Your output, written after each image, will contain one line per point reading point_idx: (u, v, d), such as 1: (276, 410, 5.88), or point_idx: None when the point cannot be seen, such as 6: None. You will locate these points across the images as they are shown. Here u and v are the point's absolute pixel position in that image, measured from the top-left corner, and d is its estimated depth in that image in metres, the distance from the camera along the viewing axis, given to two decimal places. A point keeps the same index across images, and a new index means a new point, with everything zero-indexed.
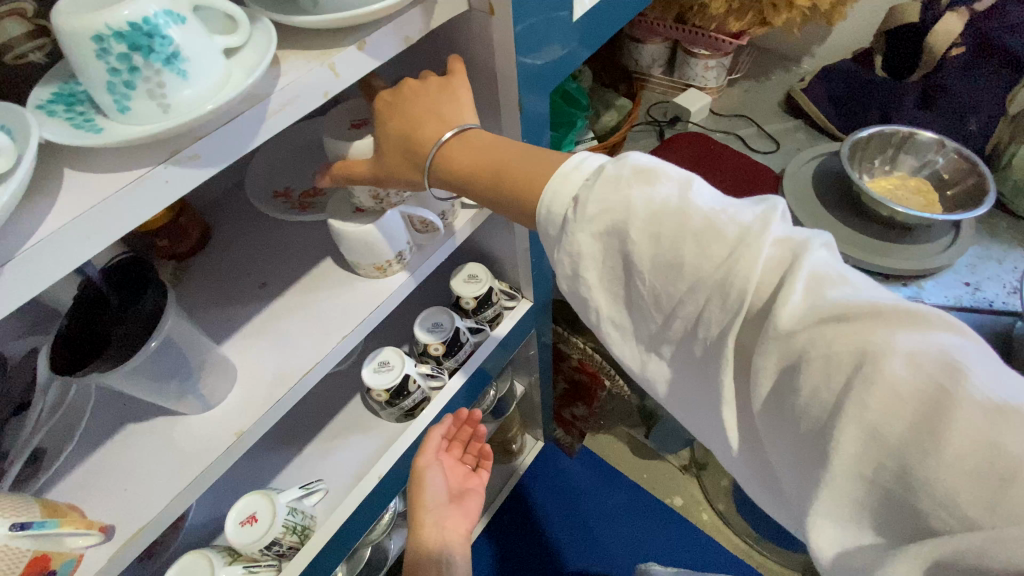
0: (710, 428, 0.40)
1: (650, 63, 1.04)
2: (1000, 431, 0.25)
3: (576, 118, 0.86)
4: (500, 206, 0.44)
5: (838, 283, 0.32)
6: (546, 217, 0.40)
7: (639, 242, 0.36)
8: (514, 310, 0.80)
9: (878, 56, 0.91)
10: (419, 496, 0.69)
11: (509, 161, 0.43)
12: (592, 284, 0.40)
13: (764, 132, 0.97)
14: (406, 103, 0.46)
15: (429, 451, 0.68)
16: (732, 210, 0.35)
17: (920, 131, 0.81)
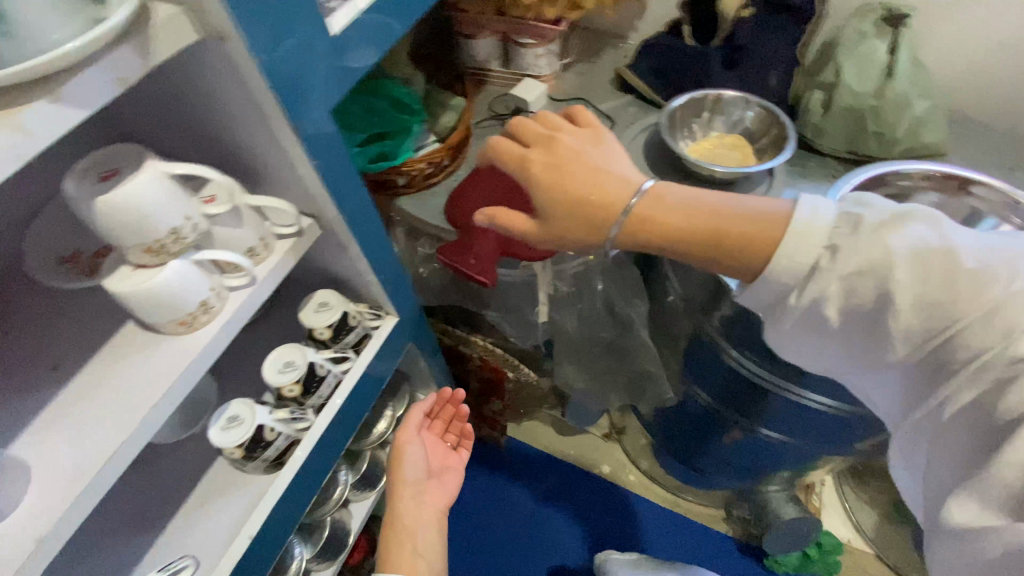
0: (909, 403, 0.49)
1: (485, 58, 1.05)
2: None
3: (410, 124, 0.85)
4: (700, 259, 0.50)
5: None
6: (791, 270, 0.46)
7: (903, 284, 0.43)
8: (380, 330, 0.76)
9: (687, 25, 0.96)
10: (400, 469, 0.89)
11: (722, 222, 0.49)
12: (840, 318, 0.47)
13: (600, 112, 1.01)
14: (576, 156, 0.55)
15: (410, 429, 0.91)
16: (908, 223, 0.45)
17: (726, 91, 0.87)
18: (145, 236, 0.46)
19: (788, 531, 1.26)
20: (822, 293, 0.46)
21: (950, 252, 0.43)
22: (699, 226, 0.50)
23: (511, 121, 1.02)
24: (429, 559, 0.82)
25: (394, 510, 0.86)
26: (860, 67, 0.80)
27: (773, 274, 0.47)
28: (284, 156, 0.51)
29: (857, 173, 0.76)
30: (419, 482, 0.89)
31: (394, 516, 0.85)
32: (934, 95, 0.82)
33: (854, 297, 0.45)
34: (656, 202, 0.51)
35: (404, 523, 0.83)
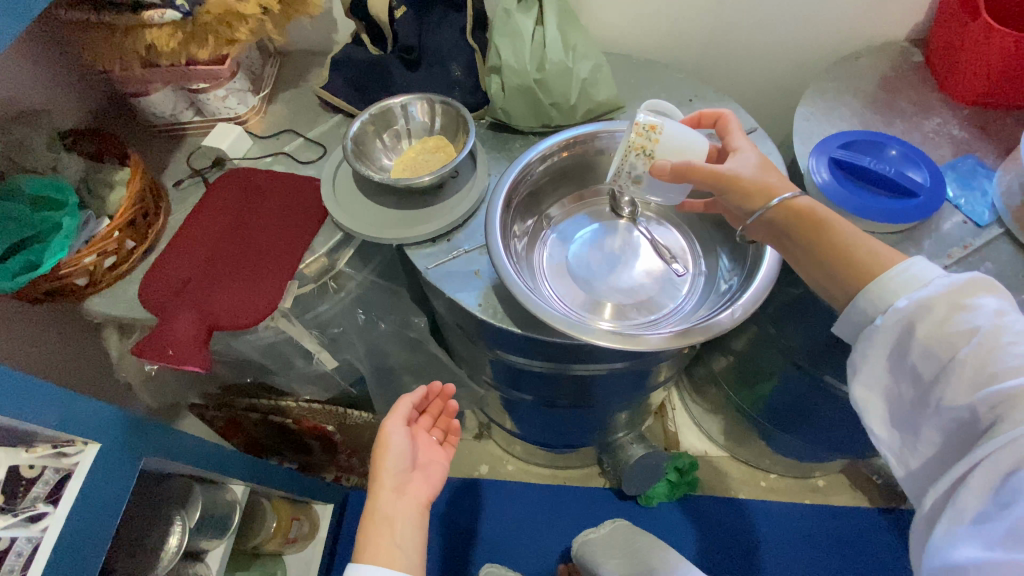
0: (909, 417, 0.56)
1: (172, 111, 0.94)
2: None
3: (53, 219, 0.73)
4: (854, 272, 0.57)
5: (1011, 345, 0.47)
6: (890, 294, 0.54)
7: (946, 318, 0.51)
8: (79, 467, 0.68)
9: (363, 35, 0.92)
10: (380, 462, 0.78)
11: (854, 242, 0.58)
12: (903, 339, 0.54)
13: (310, 139, 0.95)
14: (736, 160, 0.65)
15: (396, 420, 0.82)
16: (964, 279, 0.52)
17: (406, 97, 0.85)
18: None
19: (645, 468, 1.33)
20: (907, 312, 0.53)
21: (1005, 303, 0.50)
22: (838, 235, 0.59)
23: (215, 174, 0.92)
24: (412, 559, 0.72)
25: (374, 504, 0.75)
26: (514, 45, 0.82)
27: (886, 287, 0.55)
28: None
29: (512, 164, 0.74)
30: (402, 477, 0.78)
31: (375, 517, 0.74)
32: (594, 54, 0.85)
33: (937, 334, 0.51)
34: (817, 226, 0.59)
35: (385, 514, 0.73)
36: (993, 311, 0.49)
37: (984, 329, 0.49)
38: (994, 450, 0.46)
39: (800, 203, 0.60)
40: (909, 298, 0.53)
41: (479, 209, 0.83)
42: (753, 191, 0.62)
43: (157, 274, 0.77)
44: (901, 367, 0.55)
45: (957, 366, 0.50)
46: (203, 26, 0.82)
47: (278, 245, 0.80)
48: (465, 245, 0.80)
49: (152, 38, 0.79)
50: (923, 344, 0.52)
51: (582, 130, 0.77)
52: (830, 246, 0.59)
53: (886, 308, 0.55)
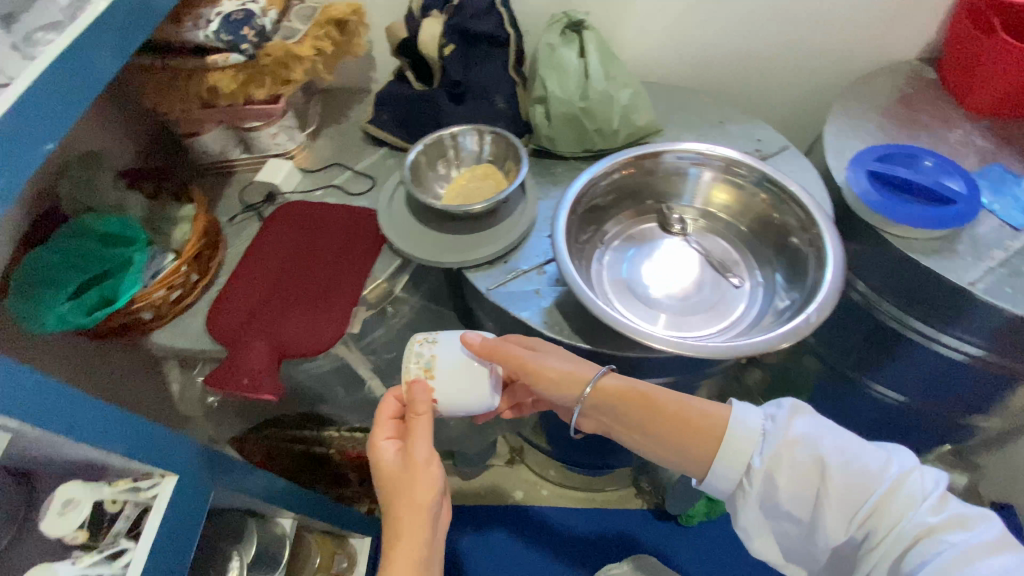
0: (794, 547, 0.62)
1: (223, 150, 0.97)
2: (936, 523, 0.52)
3: (131, 254, 0.76)
4: (691, 447, 0.64)
5: (848, 462, 0.57)
6: (730, 461, 0.61)
7: (796, 458, 0.58)
8: (159, 500, 0.68)
9: (408, 71, 0.97)
10: (411, 493, 0.58)
11: (684, 415, 0.65)
12: (771, 491, 0.59)
13: (358, 172, 0.98)
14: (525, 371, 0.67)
15: (423, 436, 0.61)
16: (783, 416, 0.61)
17: (456, 128, 0.89)
18: None
19: (685, 484, 1.32)
20: (769, 467, 0.59)
21: (816, 422, 0.61)
22: (670, 409, 0.66)
23: (268, 208, 0.95)
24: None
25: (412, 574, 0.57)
26: (559, 78, 0.86)
27: (723, 454, 0.62)
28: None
29: (574, 181, 0.77)
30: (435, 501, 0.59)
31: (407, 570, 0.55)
32: (633, 82, 0.89)
33: (796, 476, 0.58)
34: (640, 400, 0.67)
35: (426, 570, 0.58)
36: (817, 436, 0.59)
37: (824, 457, 0.57)
38: (878, 552, 0.54)
39: (609, 380, 0.68)
40: (757, 454, 0.60)
41: (531, 231, 0.85)
42: (569, 380, 0.69)
43: (225, 306, 0.79)
44: (777, 518, 0.61)
45: (827, 503, 0.57)
46: (262, 66, 0.85)
47: (340, 275, 0.83)
48: (522, 266, 0.82)
49: (218, 80, 0.83)
50: (788, 490, 0.58)
51: (641, 151, 0.81)
52: (666, 412, 0.66)
53: (744, 467, 0.61)
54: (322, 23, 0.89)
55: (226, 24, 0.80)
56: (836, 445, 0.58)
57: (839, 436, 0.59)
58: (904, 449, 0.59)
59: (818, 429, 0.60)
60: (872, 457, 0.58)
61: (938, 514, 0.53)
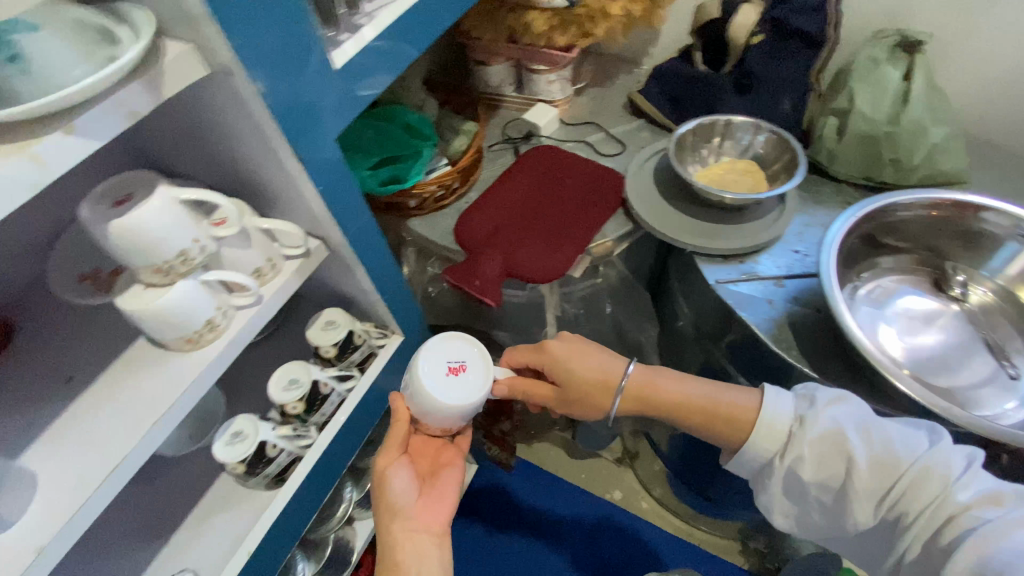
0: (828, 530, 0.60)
1: (500, 83, 1.07)
2: (971, 500, 0.48)
3: (422, 147, 0.89)
4: (713, 433, 0.62)
5: (876, 441, 0.54)
6: (762, 444, 0.59)
7: (821, 445, 0.55)
8: (386, 348, 0.77)
9: (698, 51, 0.96)
10: (389, 507, 0.62)
11: (714, 403, 0.62)
12: (804, 479, 0.56)
13: (611, 136, 1.01)
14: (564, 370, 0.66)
15: (394, 447, 0.64)
16: (812, 404, 0.58)
17: (736, 118, 0.87)
18: (155, 258, 0.46)
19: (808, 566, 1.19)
20: (799, 455, 0.56)
21: (852, 417, 0.56)
22: (696, 397, 0.63)
23: (523, 145, 1.03)
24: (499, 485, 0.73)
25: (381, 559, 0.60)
26: (872, 95, 0.80)
27: (752, 443, 0.59)
28: (280, 167, 0.51)
29: (868, 201, 0.73)
30: (411, 514, 0.61)
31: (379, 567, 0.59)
32: (952, 122, 0.81)
33: (825, 463, 0.55)
34: (663, 398, 0.65)
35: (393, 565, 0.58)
36: (835, 414, 0.56)
37: (844, 435, 0.55)
38: (913, 531, 0.51)
39: (637, 375, 0.66)
40: (779, 442, 0.58)
41: (778, 240, 0.81)
42: (591, 387, 0.66)
43: (474, 214, 0.89)
44: (802, 502, 0.59)
45: (852, 489, 0.54)
46: (575, 16, 0.91)
47: (575, 219, 0.86)
48: (760, 272, 0.79)
49: (534, 19, 0.90)
50: (815, 475, 0.56)
51: (961, 198, 0.73)
52: (691, 398, 0.63)
53: (775, 450, 0.58)
54: None
55: None
56: (858, 427, 0.55)
57: (863, 417, 0.56)
58: (943, 432, 0.55)
59: (837, 409, 0.56)
60: (893, 433, 0.54)
61: (971, 492, 0.49)
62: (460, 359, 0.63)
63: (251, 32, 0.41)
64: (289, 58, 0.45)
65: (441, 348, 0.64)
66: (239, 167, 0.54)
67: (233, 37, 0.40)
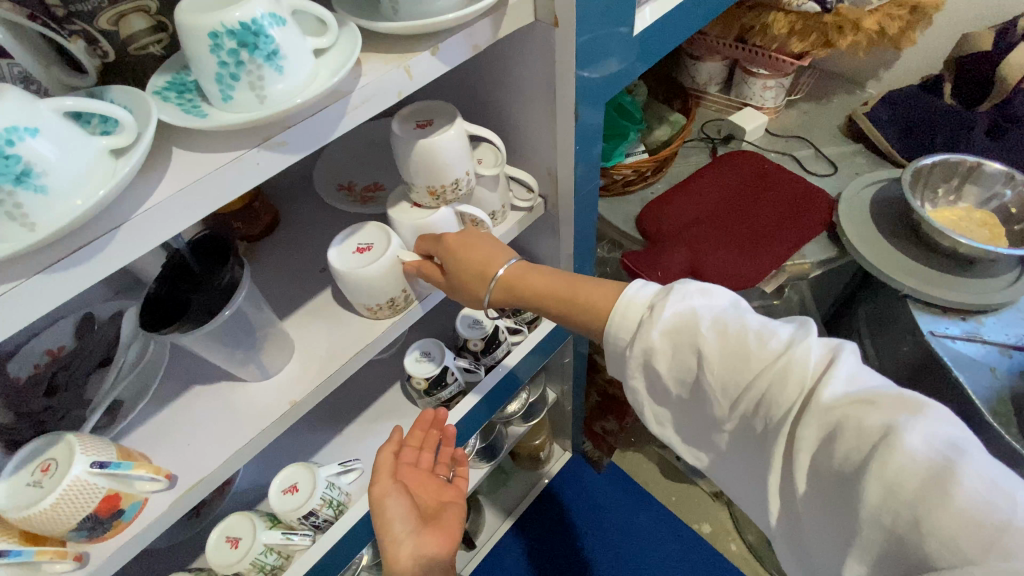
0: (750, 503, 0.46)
1: (707, 81, 1.04)
2: (859, 410, 0.36)
3: (629, 131, 0.89)
4: (577, 324, 0.52)
5: (738, 334, 0.42)
6: (621, 328, 0.48)
7: (701, 347, 0.43)
8: None
9: (948, 83, 0.88)
10: (387, 542, 0.54)
11: (576, 290, 0.52)
12: (664, 376, 0.46)
13: (821, 155, 0.95)
14: (464, 254, 0.53)
15: (385, 475, 0.59)
16: (664, 293, 0.46)
17: (988, 162, 0.78)
18: (436, 180, 0.52)
19: None
20: (651, 349, 0.45)
21: (697, 318, 0.44)
22: (557, 289, 0.53)
23: (721, 147, 1.01)
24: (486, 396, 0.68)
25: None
26: None
27: (612, 332, 0.48)
28: (550, 122, 0.55)
29: None
30: (412, 549, 0.53)
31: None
32: None
33: (680, 361, 0.45)
34: (529, 290, 0.54)
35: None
36: (687, 297, 0.45)
37: (697, 323, 0.43)
38: (823, 455, 0.37)
39: (511, 270, 0.55)
40: (632, 331, 0.47)
41: (1013, 305, 0.72)
42: (470, 277, 0.54)
43: (665, 207, 0.88)
44: (670, 408, 0.48)
45: (709, 386, 0.43)
46: (821, 23, 0.86)
47: (773, 233, 0.82)
48: (986, 334, 0.70)
49: (775, 21, 0.87)
50: (672, 374, 0.45)
51: None
52: (543, 287, 0.54)
53: (631, 338, 0.47)
54: (902, 4, 0.85)
55: None
56: (711, 316, 0.44)
57: (727, 308, 0.44)
58: (817, 328, 0.42)
59: (693, 293, 0.45)
60: (750, 321, 0.43)
61: (872, 406, 0.36)
62: (372, 242, 0.54)
63: None
64: (603, 23, 0.49)
65: (350, 228, 0.54)
66: (506, 115, 0.59)
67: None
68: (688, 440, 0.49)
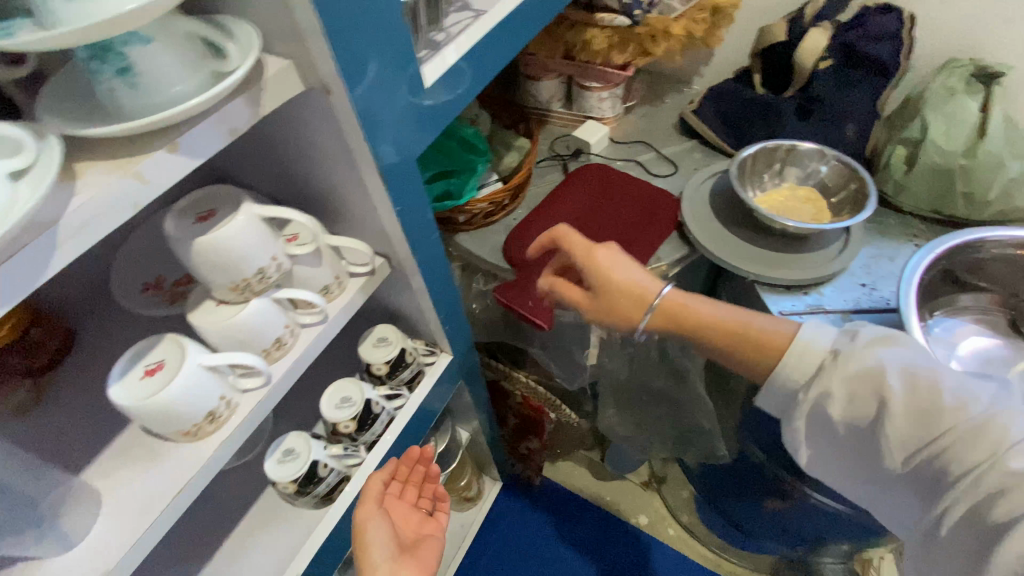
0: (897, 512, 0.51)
1: (549, 99, 1.06)
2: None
3: (476, 164, 0.88)
4: (744, 364, 0.58)
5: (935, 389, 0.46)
6: (796, 370, 0.53)
7: (895, 399, 0.47)
8: (434, 366, 0.76)
9: (757, 73, 0.92)
10: (365, 565, 0.61)
11: (713, 327, 0.59)
12: (836, 416, 0.51)
13: (663, 156, 1.00)
14: (608, 278, 0.63)
15: (372, 500, 0.63)
16: (866, 339, 0.52)
17: (800, 144, 0.85)
18: (234, 275, 0.45)
19: None
20: (827, 390, 0.51)
21: (909, 370, 0.48)
22: (724, 322, 0.59)
23: (572, 162, 1.03)
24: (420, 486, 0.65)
25: None
26: (948, 126, 0.78)
27: (780, 375, 0.54)
28: (360, 183, 0.51)
29: (944, 239, 0.71)
30: (390, 573, 0.61)
31: None
32: None
33: (855, 402, 0.50)
34: (691, 316, 0.60)
35: None
36: (894, 354, 0.49)
37: (886, 374, 0.48)
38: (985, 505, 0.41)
39: (670, 296, 0.62)
40: (810, 374, 0.53)
41: (844, 271, 0.78)
42: (626, 298, 0.63)
43: (524, 235, 0.89)
44: (843, 445, 0.52)
45: (886, 436, 0.47)
46: (635, 35, 0.90)
47: (627, 240, 0.84)
48: (825, 304, 0.76)
49: (595, 36, 0.89)
50: (862, 421, 0.49)
51: None
52: (686, 317, 0.61)
53: (805, 381, 0.53)
54: (703, 8, 0.90)
55: None
56: (899, 365, 0.48)
57: (909, 358, 0.49)
58: None
59: (892, 346, 0.50)
60: (946, 377, 0.46)
61: None
62: (163, 359, 0.47)
63: (355, 41, 0.40)
64: (383, 60, 0.43)
65: (140, 347, 0.47)
66: (317, 182, 0.53)
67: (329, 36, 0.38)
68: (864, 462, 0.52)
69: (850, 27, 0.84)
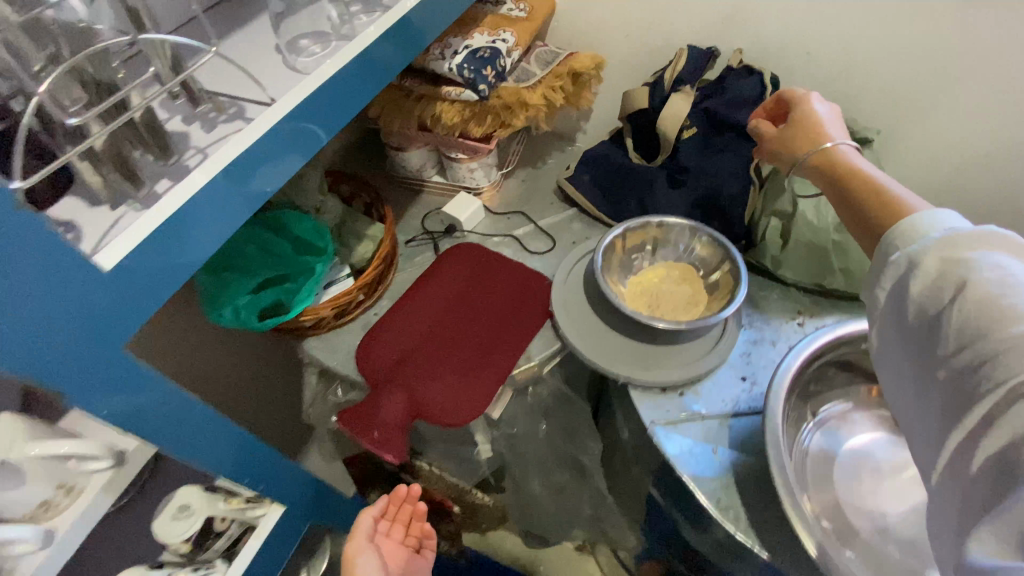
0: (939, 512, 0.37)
1: (421, 167, 0.96)
2: None
3: (314, 265, 0.75)
4: (855, 219, 0.47)
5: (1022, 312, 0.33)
6: (903, 234, 0.41)
7: (981, 287, 0.35)
8: (260, 528, 0.64)
9: (628, 138, 0.86)
10: None
11: (866, 179, 0.47)
12: (909, 291, 0.39)
13: (540, 229, 0.92)
14: (790, 134, 0.56)
15: (359, 535, 0.74)
16: (986, 235, 0.37)
17: (667, 221, 0.78)
18: None
19: None
20: (920, 262, 0.39)
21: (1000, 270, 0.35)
22: (862, 178, 0.48)
23: (444, 240, 0.92)
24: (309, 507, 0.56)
25: None
26: (818, 199, 0.73)
27: (892, 235, 0.42)
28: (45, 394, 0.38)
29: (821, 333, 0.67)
30: None
31: None
32: None
33: (932, 296, 0.38)
34: (836, 170, 0.50)
35: None
36: (1006, 254, 0.36)
37: (981, 266, 0.36)
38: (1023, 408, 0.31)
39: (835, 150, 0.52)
40: (910, 247, 0.40)
41: (721, 364, 0.71)
42: (798, 141, 0.55)
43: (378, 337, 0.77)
44: (905, 340, 0.40)
45: (947, 328, 0.36)
46: (490, 106, 0.82)
47: (490, 343, 0.75)
48: (699, 407, 0.69)
49: (443, 111, 0.80)
50: (919, 300, 0.38)
51: None
52: (844, 169, 0.50)
53: (893, 250, 0.41)
54: (561, 74, 0.84)
55: (472, 59, 0.76)
56: (1015, 272, 0.35)
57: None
58: None
59: (1012, 250, 0.36)
60: None
61: None
62: None
63: None
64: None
65: None
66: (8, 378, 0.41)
67: (77, 352, 0.35)
68: (914, 411, 0.40)
69: (713, 92, 0.79)
